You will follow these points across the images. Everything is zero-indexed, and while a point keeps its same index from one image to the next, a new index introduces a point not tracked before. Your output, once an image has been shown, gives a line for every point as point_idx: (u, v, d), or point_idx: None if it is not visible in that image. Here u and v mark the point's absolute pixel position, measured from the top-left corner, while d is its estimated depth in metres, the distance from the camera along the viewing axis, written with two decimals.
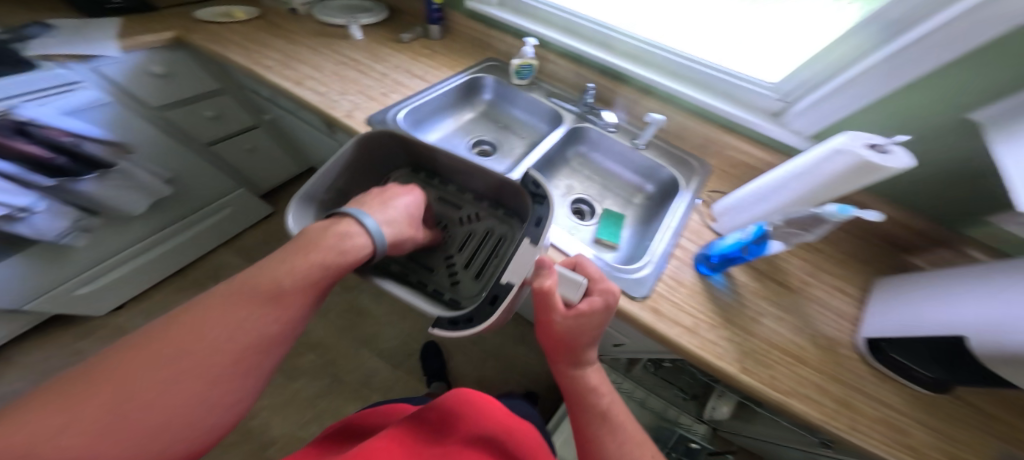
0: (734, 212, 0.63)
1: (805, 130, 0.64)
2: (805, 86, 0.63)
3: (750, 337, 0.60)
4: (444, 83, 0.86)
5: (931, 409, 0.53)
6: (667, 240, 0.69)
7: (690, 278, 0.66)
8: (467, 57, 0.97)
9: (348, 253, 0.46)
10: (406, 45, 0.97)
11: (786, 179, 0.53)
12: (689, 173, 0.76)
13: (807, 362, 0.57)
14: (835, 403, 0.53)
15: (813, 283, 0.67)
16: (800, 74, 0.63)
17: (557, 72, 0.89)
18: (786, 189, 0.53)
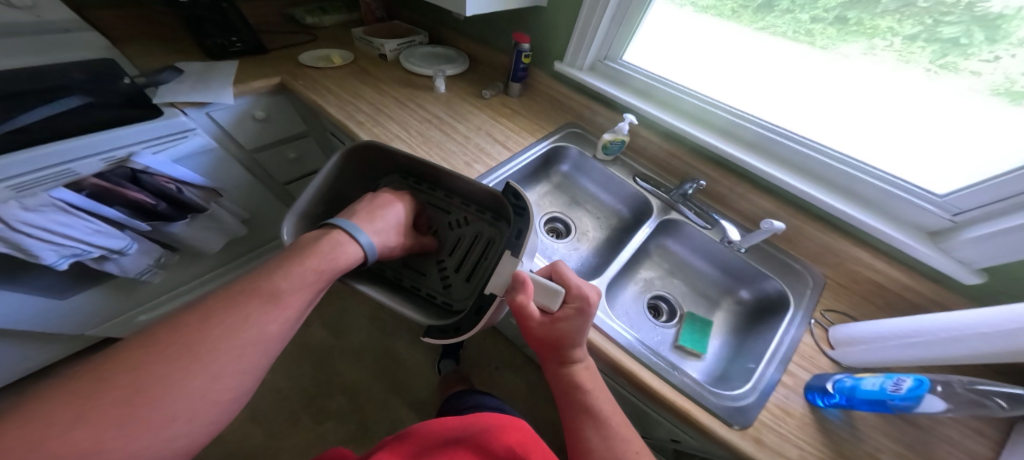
0: (874, 346, 0.56)
1: (976, 259, 0.59)
2: (983, 211, 0.57)
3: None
4: (528, 155, 0.83)
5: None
6: (772, 366, 0.63)
7: (801, 409, 0.57)
8: (549, 118, 0.95)
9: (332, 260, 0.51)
10: (487, 100, 0.97)
11: (967, 326, 0.47)
12: (795, 286, 0.73)
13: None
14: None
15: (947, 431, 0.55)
16: (976, 197, 0.58)
17: (655, 154, 0.86)
18: (964, 340, 0.47)
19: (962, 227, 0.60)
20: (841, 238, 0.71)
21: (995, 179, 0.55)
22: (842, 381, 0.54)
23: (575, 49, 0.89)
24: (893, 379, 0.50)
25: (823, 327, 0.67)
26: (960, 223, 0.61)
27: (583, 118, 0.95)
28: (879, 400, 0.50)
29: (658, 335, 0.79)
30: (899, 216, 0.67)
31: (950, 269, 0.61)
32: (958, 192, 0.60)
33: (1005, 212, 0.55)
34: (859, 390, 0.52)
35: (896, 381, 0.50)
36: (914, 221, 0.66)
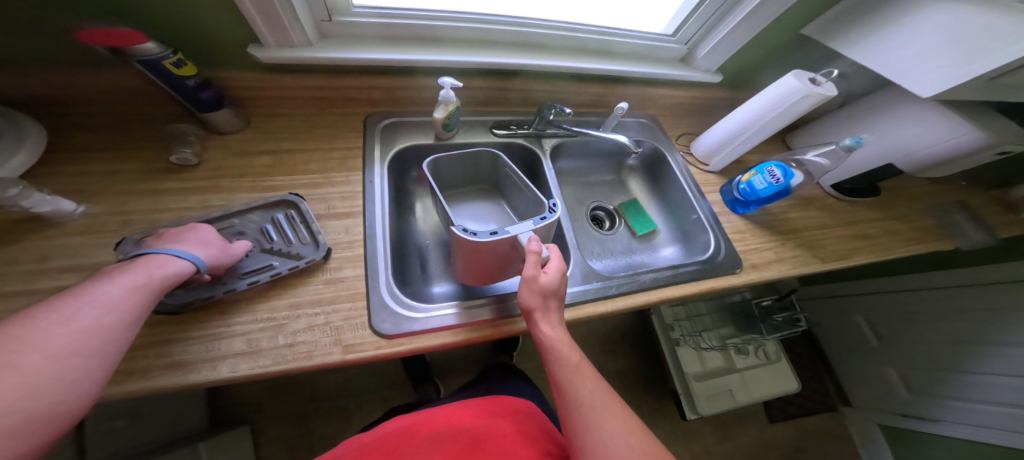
0: (721, 154, 0.74)
1: (711, 65, 0.79)
2: (705, 28, 0.74)
3: (807, 236, 0.71)
4: (376, 211, 0.51)
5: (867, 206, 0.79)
6: (702, 203, 0.72)
7: (742, 222, 0.70)
8: (340, 130, 0.57)
9: (171, 272, 0.32)
10: (203, 169, 0.45)
11: (766, 114, 0.66)
12: (654, 134, 0.81)
13: (834, 225, 0.74)
14: (861, 239, 0.73)
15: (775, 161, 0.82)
16: (695, 25, 0.74)
17: (487, 93, 0.68)
18: (769, 123, 0.66)
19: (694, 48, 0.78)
20: (650, 86, 0.80)
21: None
22: (743, 189, 0.68)
23: (265, 23, 0.43)
24: (768, 172, 0.65)
25: (689, 153, 0.80)
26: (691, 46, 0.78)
27: (377, 101, 0.60)
28: (769, 191, 0.65)
29: (621, 241, 0.75)
30: (660, 58, 0.80)
31: (703, 78, 0.79)
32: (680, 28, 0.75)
33: (714, 25, 0.73)
34: (756, 192, 0.66)
35: (770, 173, 0.65)
36: (667, 57, 0.80)
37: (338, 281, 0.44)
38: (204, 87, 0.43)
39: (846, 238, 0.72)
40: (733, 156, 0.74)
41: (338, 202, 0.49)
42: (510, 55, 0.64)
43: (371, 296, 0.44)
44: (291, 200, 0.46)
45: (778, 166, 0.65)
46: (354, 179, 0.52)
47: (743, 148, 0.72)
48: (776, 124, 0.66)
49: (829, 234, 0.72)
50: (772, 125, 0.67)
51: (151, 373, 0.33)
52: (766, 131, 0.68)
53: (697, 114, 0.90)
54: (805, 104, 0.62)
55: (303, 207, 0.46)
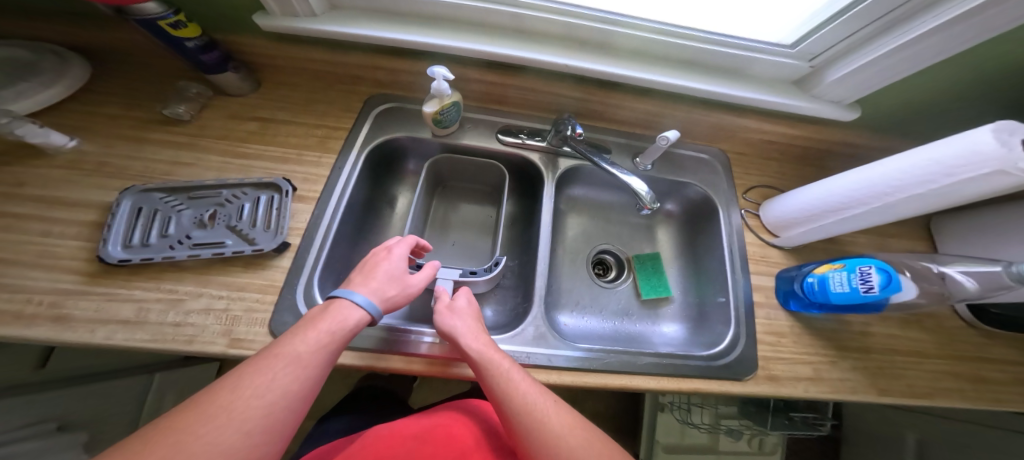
0: (808, 227, 0.52)
1: (845, 96, 0.52)
2: (847, 44, 0.47)
3: (880, 359, 0.51)
4: (330, 203, 0.46)
5: (999, 342, 0.54)
6: (740, 281, 0.55)
7: (787, 322, 0.53)
8: (333, 108, 0.54)
9: (346, 323, 0.34)
10: (192, 125, 0.47)
11: (899, 189, 0.39)
12: (714, 182, 0.62)
13: (929, 354, 0.52)
14: (969, 382, 0.50)
15: (881, 247, 0.58)
16: (827, 39, 0.48)
17: (505, 91, 0.59)
18: (899, 204, 0.40)
19: (822, 68, 0.52)
20: (731, 113, 0.59)
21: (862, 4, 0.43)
22: (811, 283, 0.49)
23: None
24: (859, 273, 0.44)
25: (755, 214, 0.60)
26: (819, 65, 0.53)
27: (383, 82, 0.57)
28: (850, 300, 0.45)
29: (618, 298, 0.63)
30: (758, 76, 0.56)
31: (831, 115, 0.53)
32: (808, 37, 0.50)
33: (864, 42, 0.46)
34: (826, 294, 0.47)
35: (862, 276, 0.43)
36: (773, 76, 0.56)
37: (259, 266, 0.41)
38: (205, 50, 0.44)
39: (945, 382, 0.51)
40: (840, 230, 0.49)
41: (298, 184, 0.47)
42: (538, 49, 0.52)
43: (284, 294, 0.40)
44: (279, 185, 0.44)
45: (881, 269, 0.42)
46: (327, 162, 0.49)
47: (853, 223, 0.47)
48: (920, 205, 0.39)
49: (919, 368, 0.51)
50: (908, 205, 0.40)
51: (34, 322, 0.33)
52: (896, 211, 0.41)
53: (793, 161, 0.66)
54: (981, 188, 0.34)
55: (285, 198, 0.44)
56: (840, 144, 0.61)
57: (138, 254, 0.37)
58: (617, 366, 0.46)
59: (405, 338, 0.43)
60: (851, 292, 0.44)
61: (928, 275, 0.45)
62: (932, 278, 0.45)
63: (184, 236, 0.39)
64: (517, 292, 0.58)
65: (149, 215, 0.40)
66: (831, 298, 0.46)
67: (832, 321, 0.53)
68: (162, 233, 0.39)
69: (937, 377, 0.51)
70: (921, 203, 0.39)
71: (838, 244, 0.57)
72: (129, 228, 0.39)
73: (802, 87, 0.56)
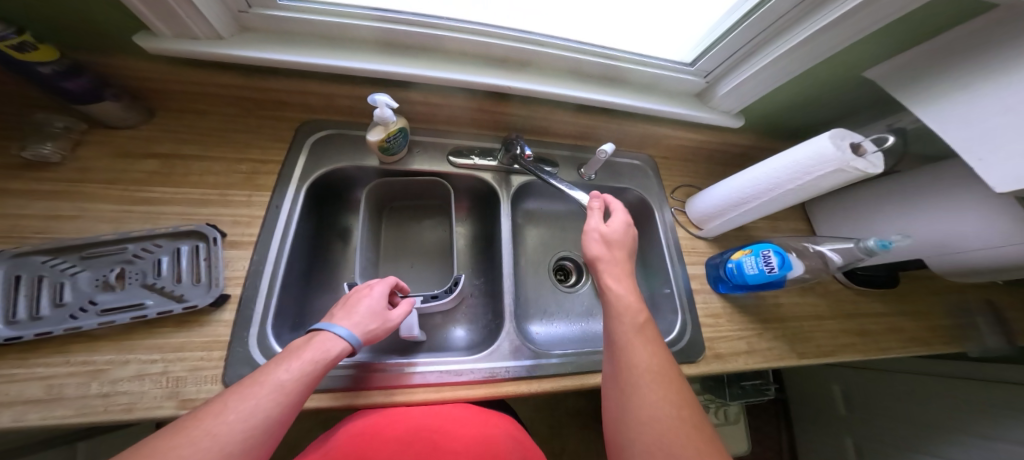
0: (720, 220, 0.61)
1: (732, 106, 0.63)
2: (730, 61, 0.58)
3: (794, 325, 0.63)
4: (272, 247, 0.42)
5: (866, 296, 0.69)
6: (678, 270, 0.63)
7: (719, 304, 0.62)
8: (262, 139, 0.49)
9: (325, 352, 0.34)
10: (68, 169, 0.39)
11: (778, 185, 0.49)
12: (647, 185, 0.70)
13: (827, 316, 0.65)
14: (857, 335, 0.64)
15: (779, 230, 0.70)
16: (718, 56, 0.58)
17: (452, 113, 0.60)
18: (780, 197, 0.50)
19: (714, 83, 0.63)
20: (654, 123, 0.67)
21: (743, 24, 0.52)
22: (730, 268, 0.58)
23: (152, 10, 0.37)
24: (763, 256, 0.53)
25: (682, 211, 0.69)
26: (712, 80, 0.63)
27: (314, 107, 0.53)
28: (761, 279, 0.54)
29: (580, 301, 0.67)
30: (669, 90, 0.64)
31: (722, 122, 0.64)
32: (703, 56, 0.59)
33: (742, 60, 0.57)
34: (743, 277, 0.55)
35: (766, 258, 0.53)
36: (680, 90, 0.65)
37: (192, 323, 0.35)
38: (70, 76, 0.37)
39: (834, 333, 0.64)
40: (743, 221, 0.59)
41: (227, 228, 0.41)
42: (475, 71, 0.54)
43: (234, 347, 0.35)
44: (203, 232, 0.39)
45: (776, 252, 0.53)
46: (257, 201, 0.44)
47: (750, 215, 0.57)
48: (793, 197, 0.49)
49: (816, 325, 0.64)
50: (785, 198, 0.50)
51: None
52: (777, 203, 0.51)
53: (706, 162, 0.77)
54: (830, 180, 0.44)
55: (214, 246, 0.38)
56: (741, 146, 0.74)
57: (30, 329, 0.30)
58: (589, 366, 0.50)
59: (371, 373, 0.43)
60: (759, 273, 0.54)
61: (809, 254, 0.55)
62: (811, 256, 0.55)
63: (87, 301, 0.33)
64: (487, 308, 0.58)
65: (33, 284, 0.32)
66: (747, 281, 0.55)
67: (753, 298, 0.64)
68: (55, 302, 0.32)
69: (829, 330, 0.63)
70: (793, 195, 0.49)
71: (747, 230, 0.69)
72: (7, 302, 0.31)
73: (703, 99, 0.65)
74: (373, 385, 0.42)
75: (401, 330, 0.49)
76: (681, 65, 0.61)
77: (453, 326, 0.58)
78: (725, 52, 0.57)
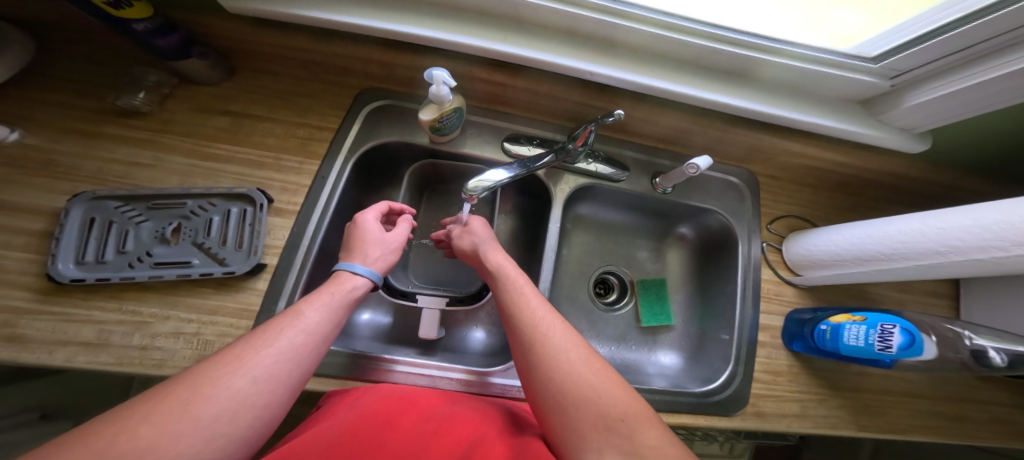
0: (836, 272, 0.47)
1: (917, 125, 0.46)
2: (927, 70, 0.40)
3: (868, 398, 0.50)
4: (313, 219, 0.42)
5: (985, 381, 0.53)
6: (746, 316, 0.52)
7: (786, 361, 0.50)
8: (321, 104, 0.48)
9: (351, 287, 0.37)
10: (149, 118, 0.42)
11: (959, 250, 0.34)
12: (736, 210, 0.57)
13: (918, 393, 0.51)
14: (951, 434, 0.49)
15: (901, 292, 0.54)
16: (921, 58, 0.39)
17: (514, 93, 0.52)
18: (952, 265, 0.35)
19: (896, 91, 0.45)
20: (774, 135, 0.52)
21: (989, 15, 0.33)
22: (821, 330, 0.45)
23: None
24: (879, 330, 0.40)
25: (776, 249, 0.55)
26: (899, 86, 0.44)
27: (376, 76, 0.49)
28: (861, 353, 0.42)
29: (615, 323, 0.60)
30: (818, 94, 0.48)
31: (900, 145, 0.48)
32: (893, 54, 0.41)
33: (962, 65, 0.39)
34: (838, 345, 0.43)
35: (883, 334, 0.40)
36: (837, 95, 0.48)
37: (229, 287, 0.37)
38: (160, 33, 0.37)
39: (932, 432, 0.49)
40: (873, 277, 0.44)
41: (275, 194, 0.42)
42: (557, 51, 0.45)
43: (260, 319, 0.36)
44: (253, 197, 0.39)
45: (904, 330, 0.39)
46: (308, 170, 0.44)
47: (887, 274, 0.42)
48: (974, 268, 0.34)
49: (908, 410, 0.50)
50: (957, 266, 0.35)
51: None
52: (941, 269, 0.37)
53: (828, 188, 0.59)
54: None
55: (259, 212, 0.39)
56: (881, 175, 0.55)
57: (94, 273, 0.34)
58: None
59: (379, 366, 0.42)
60: (866, 347, 0.41)
61: (954, 342, 0.40)
62: (957, 347, 0.39)
63: (144, 252, 0.35)
64: None
65: (103, 227, 0.35)
66: (842, 348, 0.43)
67: (836, 373, 0.51)
68: (119, 249, 0.35)
69: (925, 423, 0.50)
70: (977, 266, 0.34)
71: (862, 286, 0.53)
72: (82, 242, 0.35)
73: (868, 107, 0.48)
74: (381, 378, 0.42)
75: (421, 327, 0.48)
76: (858, 61, 0.43)
77: (473, 326, 0.55)
78: (935, 54, 0.38)
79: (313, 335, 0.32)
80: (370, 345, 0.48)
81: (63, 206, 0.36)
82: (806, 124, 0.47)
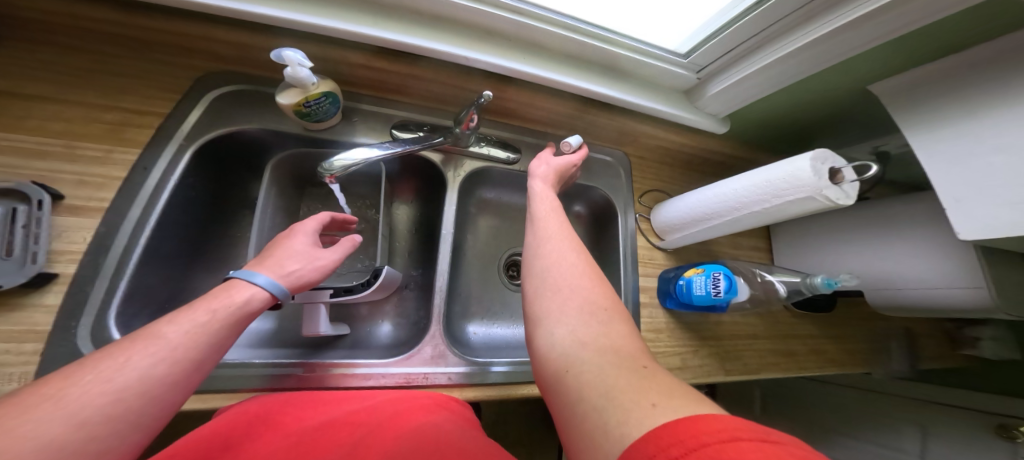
0: (683, 234, 0.55)
1: (719, 110, 0.56)
2: (721, 62, 0.50)
3: (727, 344, 0.58)
4: (131, 214, 0.36)
5: (810, 319, 0.64)
6: (628, 280, 0.58)
7: (663, 319, 0.57)
8: (148, 86, 0.41)
9: (240, 299, 0.31)
10: None
11: (743, 206, 0.42)
12: (614, 185, 0.63)
13: (766, 332, 0.60)
14: (794, 358, 0.60)
15: (745, 247, 0.65)
16: (714, 51, 0.49)
17: (396, 80, 0.51)
18: (744, 219, 0.44)
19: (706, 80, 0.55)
20: (636, 118, 0.60)
21: (752, 13, 0.43)
22: (679, 285, 0.51)
23: None
24: (713, 278, 0.46)
25: (648, 219, 0.63)
26: (704, 77, 0.54)
27: (227, 57, 0.43)
28: (705, 301, 0.48)
29: None
30: (655, 83, 0.56)
31: (707, 126, 0.58)
32: (698, 46, 0.50)
33: (742, 57, 0.49)
34: (689, 297, 0.49)
35: (715, 281, 0.46)
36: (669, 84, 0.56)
37: (1, 306, 0.29)
38: None
39: (779, 358, 0.59)
40: (706, 237, 0.53)
41: (69, 190, 0.34)
42: (427, 35, 0.44)
43: (54, 340, 0.30)
44: (28, 193, 0.31)
45: (727, 275, 0.46)
46: (119, 159, 0.37)
47: (711, 232, 0.50)
48: (754, 219, 0.43)
49: (763, 348, 0.59)
50: (746, 219, 0.44)
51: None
52: (738, 222, 0.45)
53: (687, 166, 0.70)
54: (798, 208, 0.38)
55: (39, 210, 0.31)
56: (723, 152, 0.67)
57: None
58: (507, 366, 0.48)
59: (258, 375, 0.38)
60: (706, 296, 0.47)
61: (754, 276, 0.50)
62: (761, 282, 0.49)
63: None
64: (420, 304, 0.54)
65: None
66: (691, 300, 0.49)
67: (705, 322, 0.58)
68: None
69: (773, 350, 0.59)
70: (758, 218, 0.43)
71: (713, 245, 0.63)
72: None
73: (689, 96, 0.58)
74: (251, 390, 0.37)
75: (307, 325, 0.45)
76: (674, 56, 0.52)
77: (380, 320, 0.54)
78: (733, 46, 0.48)
79: (174, 364, 0.25)
80: (249, 354, 0.43)
81: None
82: (644, 109, 0.55)
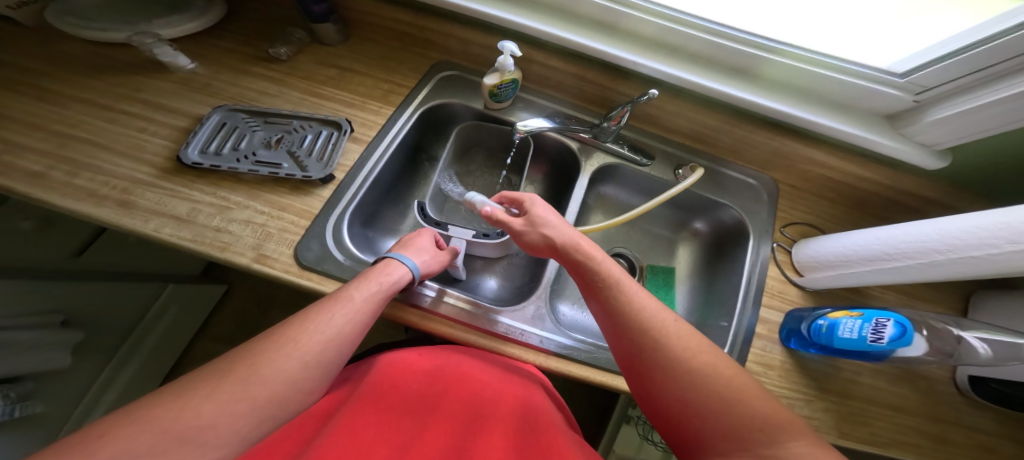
0: (837, 272, 0.47)
1: (938, 141, 0.46)
2: (952, 86, 0.42)
3: (887, 435, 0.44)
4: (377, 149, 0.51)
5: None
6: (745, 315, 0.51)
7: (795, 373, 0.47)
8: (399, 66, 0.58)
9: (394, 278, 0.40)
10: (282, 63, 0.55)
11: (956, 249, 0.34)
12: (752, 207, 0.59)
13: (950, 439, 0.45)
14: None
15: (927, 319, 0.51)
16: (945, 73, 0.41)
17: (557, 77, 0.59)
18: (952, 265, 0.35)
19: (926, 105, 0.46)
20: (800, 139, 0.55)
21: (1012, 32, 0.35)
22: (817, 325, 0.44)
23: None
24: (873, 324, 0.39)
25: (787, 250, 0.56)
26: (924, 101, 0.45)
27: (451, 51, 0.59)
28: (854, 348, 0.41)
29: None
30: (843, 104, 0.50)
31: (918, 159, 0.48)
32: (921, 67, 0.43)
33: (985, 82, 0.40)
34: (832, 339, 0.42)
35: (876, 326, 0.39)
36: (863, 106, 0.50)
37: (298, 192, 0.46)
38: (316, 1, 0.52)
39: None
40: (880, 282, 0.44)
41: (356, 127, 0.51)
42: (601, 39, 0.52)
43: (317, 220, 0.44)
44: (340, 124, 0.50)
45: (897, 323, 0.38)
46: (384, 113, 0.53)
47: (894, 276, 0.41)
48: (979, 266, 0.34)
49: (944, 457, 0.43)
50: (960, 265, 0.35)
51: (104, 202, 0.40)
52: (944, 268, 0.36)
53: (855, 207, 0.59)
54: None
55: (342, 135, 0.49)
56: (912, 197, 0.55)
57: (208, 161, 0.44)
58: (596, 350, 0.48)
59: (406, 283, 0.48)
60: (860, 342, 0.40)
61: (943, 335, 0.38)
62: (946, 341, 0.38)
63: (251, 153, 0.46)
64: (525, 271, 0.61)
65: (229, 129, 0.48)
66: (834, 343, 0.42)
67: (852, 391, 0.47)
68: (234, 147, 0.46)
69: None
70: (981, 265, 0.33)
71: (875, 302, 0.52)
72: (209, 138, 0.46)
73: (893, 122, 0.50)
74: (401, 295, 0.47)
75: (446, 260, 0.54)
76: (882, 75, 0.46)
77: (488, 276, 0.61)
78: (968, 69, 0.39)
79: (358, 324, 0.35)
80: None
81: (205, 113, 0.49)
82: (826, 128, 0.49)
